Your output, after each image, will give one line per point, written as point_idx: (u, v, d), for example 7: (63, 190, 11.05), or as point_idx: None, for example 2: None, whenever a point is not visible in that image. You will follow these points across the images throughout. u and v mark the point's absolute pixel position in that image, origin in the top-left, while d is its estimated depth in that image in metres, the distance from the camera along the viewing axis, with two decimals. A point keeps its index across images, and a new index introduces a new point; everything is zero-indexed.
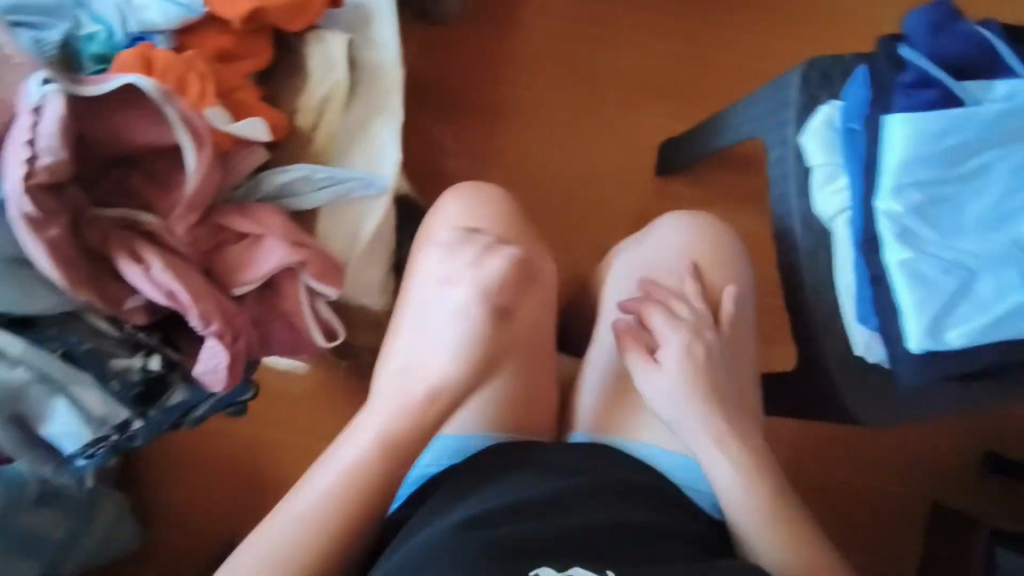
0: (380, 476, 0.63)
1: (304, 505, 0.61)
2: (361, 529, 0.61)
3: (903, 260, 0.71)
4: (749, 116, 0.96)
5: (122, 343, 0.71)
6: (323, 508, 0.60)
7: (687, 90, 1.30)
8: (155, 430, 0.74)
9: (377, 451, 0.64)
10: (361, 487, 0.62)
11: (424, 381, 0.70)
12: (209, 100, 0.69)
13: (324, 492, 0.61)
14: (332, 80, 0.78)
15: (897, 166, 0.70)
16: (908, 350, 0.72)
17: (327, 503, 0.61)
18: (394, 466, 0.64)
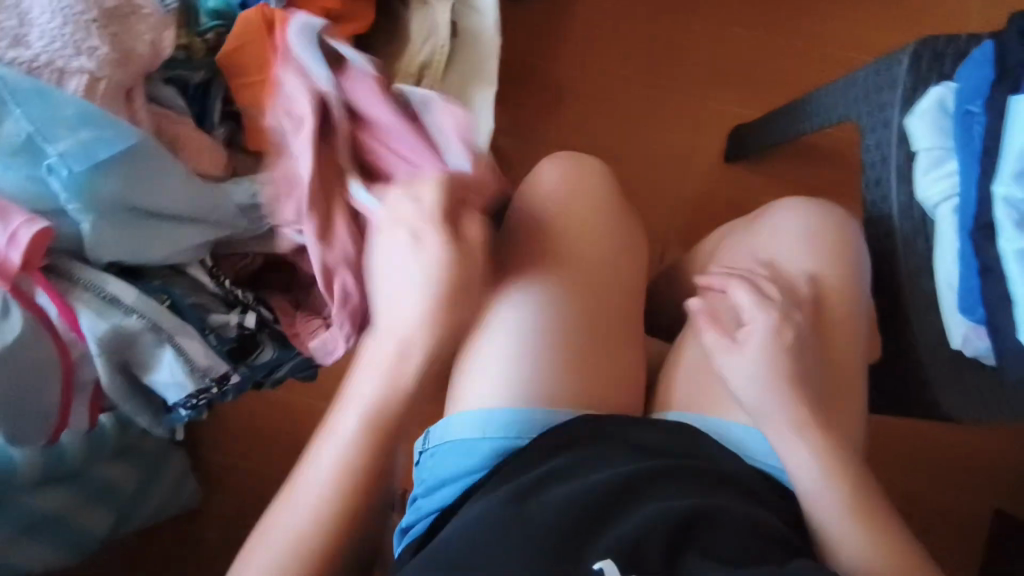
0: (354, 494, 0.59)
1: (316, 479, 0.59)
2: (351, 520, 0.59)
3: (1019, 248, 0.69)
4: (845, 101, 0.94)
5: (220, 299, 0.73)
6: (314, 502, 0.58)
7: (766, 72, 1.26)
8: (241, 388, 0.76)
9: (356, 440, 0.60)
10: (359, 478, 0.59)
11: (357, 409, 0.61)
12: (322, 60, 0.70)
13: (333, 459, 0.60)
14: (433, 45, 0.78)
15: (1020, 149, 0.69)
16: (1019, 343, 0.70)
17: (323, 490, 0.59)
18: (364, 462, 0.60)
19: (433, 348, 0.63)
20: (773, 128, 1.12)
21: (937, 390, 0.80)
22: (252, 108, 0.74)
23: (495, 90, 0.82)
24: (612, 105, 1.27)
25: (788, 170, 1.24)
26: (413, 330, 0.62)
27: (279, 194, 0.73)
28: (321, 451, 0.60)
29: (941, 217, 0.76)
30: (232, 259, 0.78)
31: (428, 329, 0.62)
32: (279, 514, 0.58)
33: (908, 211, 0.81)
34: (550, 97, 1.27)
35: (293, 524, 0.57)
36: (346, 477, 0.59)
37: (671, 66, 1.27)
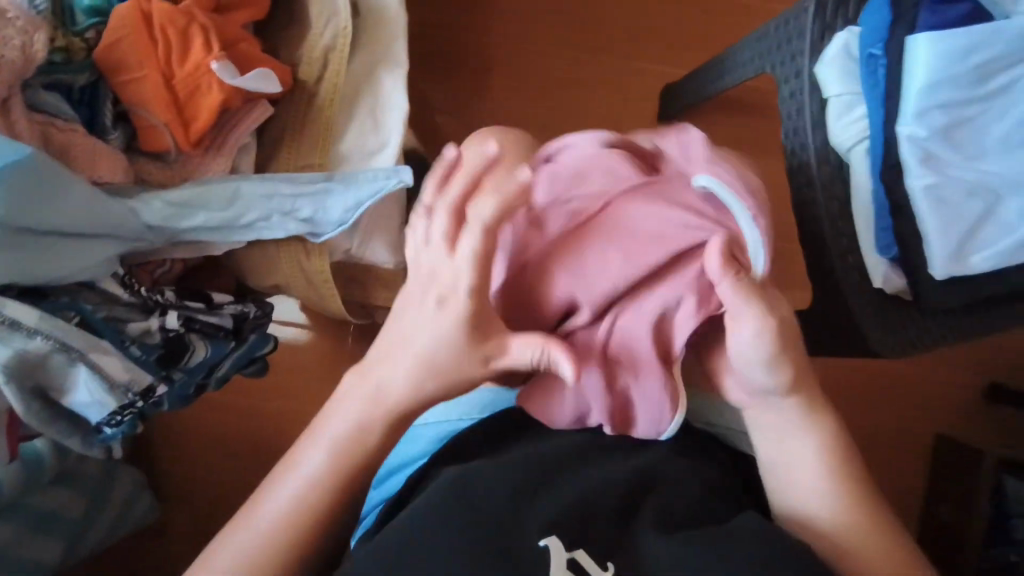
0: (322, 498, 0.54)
1: (307, 469, 0.54)
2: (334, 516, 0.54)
3: (926, 184, 0.71)
4: (754, 55, 0.94)
5: (138, 306, 0.71)
6: (302, 489, 0.53)
7: (683, 32, 1.26)
8: (182, 392, 0.75)
9: (366, 423, 0.55)
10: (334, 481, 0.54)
11: (395, 371, 0.55)
12: (216, 51, 0.66)
13: (335, 444, 0.55)
14: (335, 26, 0.75)
15: (919, 88, 0.70)
16: (931, 277, 0.73)
17: (310, 488, 0.53)
18: (370, 447, 0.55)
19: (447, 363, 0.54)
20: (698, 83, 1.12)
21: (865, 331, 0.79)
22: (137, 105, 0.67)
23: (405, 69, 0.79)
24: (535, 75, 1.25)
25: (719, 125, 1.25)
26: (433, 352, 0.54)
27: (199, 204, 0.71)
28: (313, 442, 0.55)
29: (855, 161, 0.76)
30: (149, 267, 0.75)
31: (452, 351, 0.54)
32: (249, 510, 0.54)
33: (824, 154, 0.78)
34: (476, 71, 1.25)
35: (270, 518, 0.53)
36: (337, 471, 0.54)
37: (594, 29, 1.26)
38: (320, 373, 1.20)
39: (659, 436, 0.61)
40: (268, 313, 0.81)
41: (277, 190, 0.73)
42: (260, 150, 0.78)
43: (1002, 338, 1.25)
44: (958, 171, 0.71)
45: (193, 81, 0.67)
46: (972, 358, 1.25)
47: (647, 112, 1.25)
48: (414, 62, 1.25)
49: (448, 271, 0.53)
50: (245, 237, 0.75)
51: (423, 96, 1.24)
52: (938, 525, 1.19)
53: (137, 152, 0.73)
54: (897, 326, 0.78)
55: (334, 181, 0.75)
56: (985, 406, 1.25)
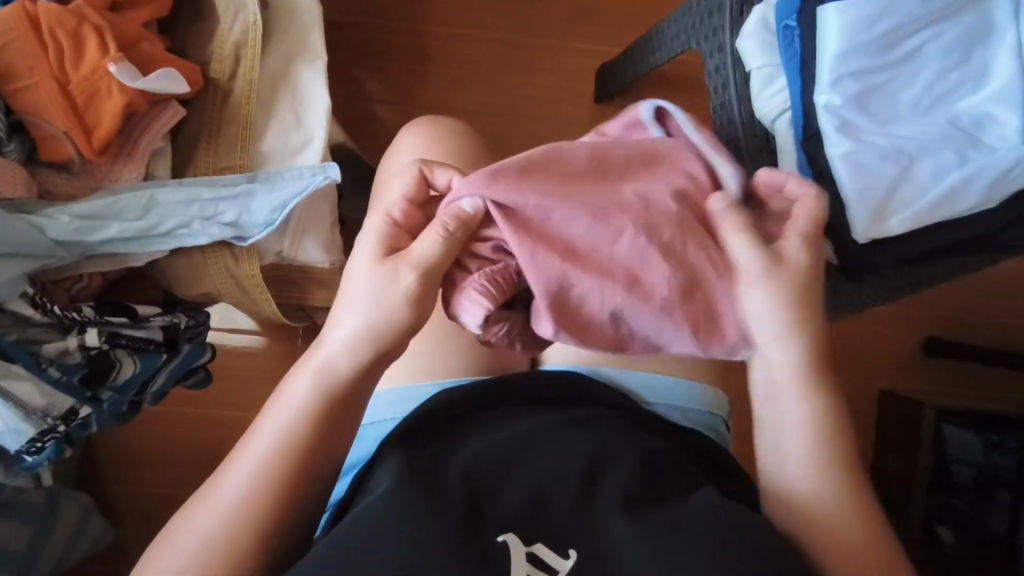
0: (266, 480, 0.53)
1: (248, 462, 0.53)
2: (280, 510, 0.53)
3: (843, 152, 0.72)
4: (679, 30, 0.94)
5: (54, 325, 0.68)
6: (251, 473, 0.53)
7: (613, 9, 1.26)
8: (114, 411, 0.73)
9: (309, 406, 0.54)
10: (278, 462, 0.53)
11: (313, 371, 0.55)
12: (113, 53, 0.63)
13: (266, 453, 0.53)
14: (245, 21, 0.73)
15: (832, 56, 0.72)
16: (854, 241, 0.75)
17: (255, 474, 0.53)
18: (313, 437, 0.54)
19: (376, 335, 0.55)
20: (630, 62, 1.11)
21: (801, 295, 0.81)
22: (34, 116, 0.64)
23: (324, 61, 0.77)
24: (467, 60, 1.22)
25: (655, 101, 1.25)
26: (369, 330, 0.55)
27: (110, 214, 0.68)
28: (265, 420, 0.55)
29: (780, 132, 0.78)
30: (65, 284, 0.72)
31: (388, 309, 0.54)
32: (209, 490, 0.53)
33: (751, 128, 0.81)
34: (408, 59, 1.21)
35: (217, 508, 0.52)
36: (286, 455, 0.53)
37: (524, 11, 1.24)
38: (269, 379, 1.17)
39: (605, 417, 0.61)
40: (204, 322, 0.79)
41: (196, 195, 0.71)
42: (177, 155, 0.75)
43: (937, 293, 1.30)
44: (874, 136, 0.73)
45: (90, 84, 0.64)
46: (909, 315, 1.30)
47: (584, 93, 1.24)
48: (341, 53, 1.20)
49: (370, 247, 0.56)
50: (166, 246, 0.72)
51: (353, 88, 1.20)
52: (886, 476, 1.25)
53: (40, 164, 0.69)
54: (831, 293, 0.80)
55: (257, 182, 0.73)
56: (925, 359, 1.30)
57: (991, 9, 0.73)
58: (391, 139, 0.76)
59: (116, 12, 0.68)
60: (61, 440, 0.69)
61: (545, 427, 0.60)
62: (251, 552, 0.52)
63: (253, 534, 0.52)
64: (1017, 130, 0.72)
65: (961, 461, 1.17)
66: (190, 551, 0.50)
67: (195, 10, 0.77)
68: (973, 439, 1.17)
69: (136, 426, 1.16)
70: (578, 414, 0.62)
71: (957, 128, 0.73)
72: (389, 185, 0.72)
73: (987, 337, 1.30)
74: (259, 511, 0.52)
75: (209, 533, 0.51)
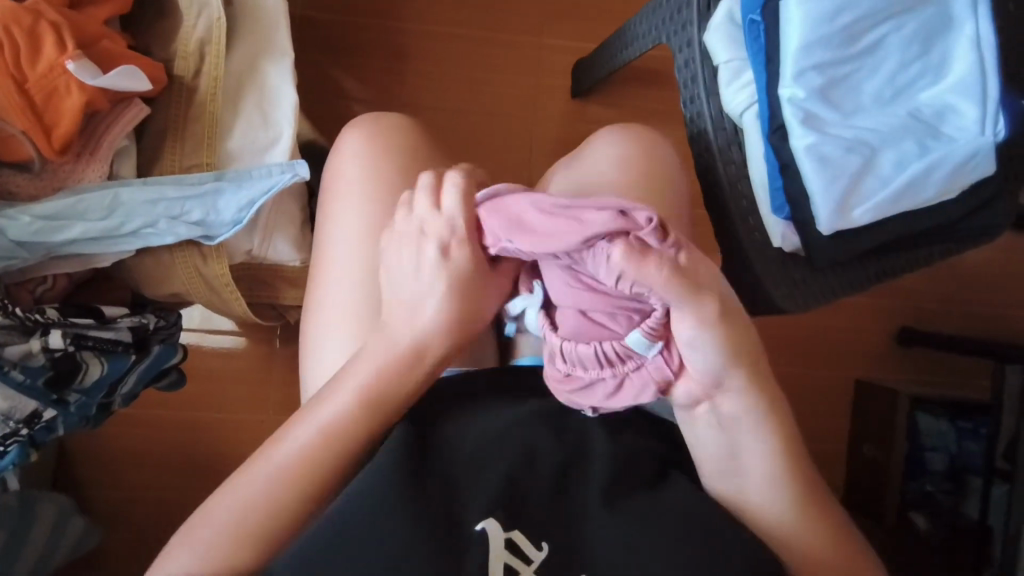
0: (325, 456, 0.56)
1: (291, 449, 0.56)
2: (308, 504, 0.55)
3: (808, 144, 0.73)
4: (649, 25, 0.95)
5: (17, 327, 0.67)
6: (297, 457, 0.55)
7: (586, 4, 1.26)
8: (81, 413, 0.73)
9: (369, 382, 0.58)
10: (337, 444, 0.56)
11: (372, 359, 0.59)
12: (71, 50, 0.63)
13: (323, 426, 0.56)
14: (208, 17, 0.72)
15: (795, 49, 0.73)
16: (819, 232, 0.76)
17: (308, 448, 0.56)
18: (367, 423, 0.57)
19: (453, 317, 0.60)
20: (603, 58, 1.11)
21: (774, 288, 0.82)
22: None
23: (291, 58, 0.76)
24: (441, 57, 1.22)
25: (629, 96, 1.25)
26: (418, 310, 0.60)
27: (72, 215, 0.67)
28: (312, 409, 0.58)
29: (747, 125, 0.79)
30: (29, 285, 0.71)
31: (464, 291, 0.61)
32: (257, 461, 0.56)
33: (720, 122, 0.82)
34: (381, 56, 1.21)
35: (252, 492, 0.54)
36: (329, 443, 0.56)
37: (497, 6, 1.24)
38: (246, 380, 1.16)
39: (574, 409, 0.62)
40: (176, 322, 0.78)
41: (162, 195, 0.70)
42: (143, 154, 0.75)
43: (909, 283, 1.32)
44: (837, 127, 0.74)
45: (48, 83, 0.63)
46: (882, 305, 1.31)
47: (559, 89, 1.25)
48: (313, 51, 1.19)
49: (427, 226, 0.62)
50: (132, 246, 0.71)
51: (326, 86, 1.19)
52: (862, 464, 1.27)
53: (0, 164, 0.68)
54: (800, 285, 0.81)
55: (224, 181, 0.72)
56: (899, 348, 1.32)
57: (949, 2, 0.74)
58: (335, 139, 0.75)
59: (75, 9, 0.67)
60: (25, 443, 0.70)
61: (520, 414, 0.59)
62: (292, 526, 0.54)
63: (274, 523, 0.54)
64: (976, 120, 0.73)
65: (933, 449, 1.20)
66: (212, 538, 0.53)
67: (158, 7, 0.76)
68: (945, 426, 1.21)
69: (110, 430, 1.14)
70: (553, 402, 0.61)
71: (918, 119, 0.74)
72: (341, 185, 0.71)
73: (958, 325, 1.33)
74: (295, 499, 0.55)
75: (234, 521, 0.53)
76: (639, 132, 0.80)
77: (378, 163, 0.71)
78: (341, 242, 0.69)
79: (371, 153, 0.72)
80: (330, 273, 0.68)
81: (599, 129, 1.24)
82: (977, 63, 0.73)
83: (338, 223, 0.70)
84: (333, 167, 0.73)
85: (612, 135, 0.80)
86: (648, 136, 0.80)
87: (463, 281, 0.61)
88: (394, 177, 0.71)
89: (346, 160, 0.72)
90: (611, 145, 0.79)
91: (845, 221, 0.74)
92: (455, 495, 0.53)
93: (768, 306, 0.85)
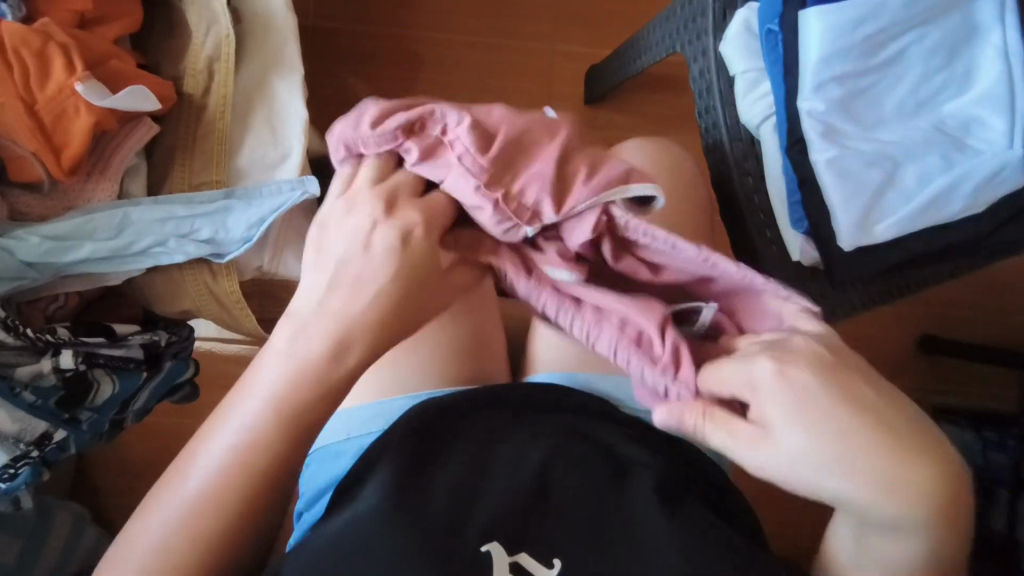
0: (241, 478, 0.49)
1: (220, 445, 0.50)
2: (244, 514, 0.49)
3: (827, 158, 0.71)
4: (663, 33, 0.93)
5: (28, 348, 0.67)
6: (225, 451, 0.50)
7: (601, 10, 1.24)
8: (94, 430, 0.73)
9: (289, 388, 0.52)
10: (255, 464, 0.50)
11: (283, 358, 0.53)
12: (79, 72, 0.63)
13: (237, 444, 0.50)
14: (216, 34, 0.72)
15: (814, 61, 0.71)
16: (840, 248, 0.74)
17: (219, 469, 0.49)
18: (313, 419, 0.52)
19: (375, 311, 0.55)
20: (617, 65, 1.10)
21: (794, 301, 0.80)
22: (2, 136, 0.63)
23: (300, 74, 0.76)
24: (453, 64, 1.21)
25: (644, 102, 1.23)
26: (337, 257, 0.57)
27: (81, 235, 0.67)
28: (242, 397, 0.52)
29: (765, 136, 0.77)
30: (41, 304, 0.71)
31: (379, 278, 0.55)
32: (172, 483, 0.50)
33: (735, 133, 0.80)
34: (394, 64, 1.20)
35: (185, 493, 0.49)
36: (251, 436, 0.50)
37: (510, 13, 1.22)
38: None
39: (589, 433, 0.60)
40: (188, 335, 0.78)
41: (171, 214, 0.70)
42: (153, 171, 0.74)
43: (934, 291, 1.28)
44: (859, 141, 0.72)
45: (57, 104, 0.63)
46: (905, 313, 1.28)
47: (573, 95, 1.23)
48: (325, 59, 1.19)
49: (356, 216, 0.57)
50: (141, 265, 0.71)
51: (339, 94, 1.18)
52: None
53: (10, 184, 0.68)
54: (821, 299, 0.79)
55: (233, 199, 0.72)
56: (923, 358, 1.29)
57: (976, 9, 0.71)
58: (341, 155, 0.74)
59: (84, 29, 0.67)
60: (37, 464, 0.70)
61: (538, 429, 0.59)
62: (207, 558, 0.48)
63: (209, 542, 0.48)
64: (1004, 133, 0.70)
65: (959, 460, 1.16)
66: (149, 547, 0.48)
67: (167, 23, 0.76)
68: (971, 438, 1.17)
69: (125, 437, 1.15)
70: (567, 416, 0.61)
71: (943, 131, 0.71)
72: None
73: (985, 334, 1.29)
74: (221, 496, 0.49)
75: (166, 533, 0.48)
76: (653, 143, 0.78)
77: None
78: None
79: None
80: None
81: (614, 135, 1.22)
82: (1005, 73, 0.70)
83: None
84: None
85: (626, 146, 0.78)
86: (662, 147, 0.79)
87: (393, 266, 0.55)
88: None
89: None
90: (626, 157, 0.77)
91: (868, 235, 0.72)
92: (466, 511, 0.53)
93: None
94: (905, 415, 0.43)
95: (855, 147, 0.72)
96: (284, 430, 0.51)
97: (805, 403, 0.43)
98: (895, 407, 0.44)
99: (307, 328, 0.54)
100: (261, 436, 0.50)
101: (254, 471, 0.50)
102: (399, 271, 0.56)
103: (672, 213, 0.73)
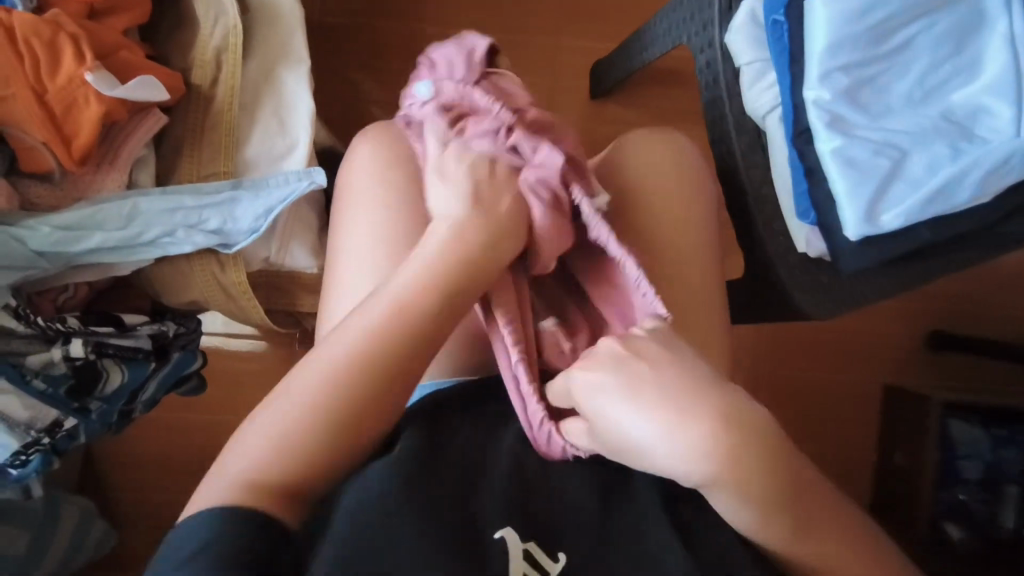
0: (360, 387, 0.52)
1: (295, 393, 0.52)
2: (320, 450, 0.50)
3: (834, 147, 0.71)
4: (669, 26, 0.93)
5: (38, 337, 0.68)
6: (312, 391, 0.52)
7: (607, 6, 1.24)
8: (103, 420, 0.73)
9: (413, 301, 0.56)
10: (371, 381, 0.53)
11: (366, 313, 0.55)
12: (89, 62, 0.63)
13: (350, 355, 0.53)
14: (225, 25, 0.72)
15: (821, 50, 0.70)
16: (847, 239, 0.73)
17: (326, 385, 0.52)
18: (429, 335, 0.56)
19: (462, 258, 0.59)
20: (623, 59, 1.10)
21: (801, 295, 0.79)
22: (12, 126, 0.64)
23: (308, 66, 0.76)
24: None
25: (650, 98, 1.23)
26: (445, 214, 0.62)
27: (90, 225, 0.68)
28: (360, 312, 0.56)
29: (771, 127, 0.77)
30: (51, 294, 0.72)
31: (472, 231, 0.60)
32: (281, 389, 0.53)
33: (742, 124, 0.81)
34: (400, 59, 1.20)
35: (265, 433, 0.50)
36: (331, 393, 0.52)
37: (516, 8, 1.23)
38: (266, 383, 1.16)
39: None
40: (196, 327, 0.79)
41: (180, 203, 0.70)
42: (162, 163, 0.75)
43: (940, 286, 1.28)
44: (866, 131, 0.71)
45: (68, 94, 0.63)
46: (911, 309, 1.28)
47: (579, 91, 1.23)
48: (331, 54, 1.19)
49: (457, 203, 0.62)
50: (150, 256, 0.71)
51: (345, 90, 1.19)
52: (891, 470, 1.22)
53: (21, 175, 0.68)
54: (828, 291, 0.79)
55: (241, 190, 0.72)
56: (929, 353, 1.28)
57: None
58: (347, 148, 0.74)
59: (94, 21, 0.68)
60: (48, 451, 0.70)
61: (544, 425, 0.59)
62: (312, 463, 0.50)
63: (323, 439, 0.51)
64: (1012, 122, 0.70)
65: (967, 457, 1.14)
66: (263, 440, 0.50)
67: (176, 16, 0.76)
68: (980, 433, 1.15)
69: (132, 431, 1.15)
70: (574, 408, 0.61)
71: (951, 121, 0.71)
72: (352, 195, 0.71)
73: (992, 330, 1.29)
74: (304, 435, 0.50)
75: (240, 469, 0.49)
76: (659, 134, 0.78)
77: (390, 172, 0.71)
78: (350, 252, 0.68)
79: (383, 162, 0.71)
80: (340, 286, 0.67)
81: (620, 131, 1.23)
82: (1014, 62, 0.70)
83: (351, 232, 0.69)
84: (344, 177, 0.72)
85: (631, 136, 0.78)
86: (669, 138, 0.79)
87: (470, 224, 0.61)
88: (407, 183, 0.70)
89: (357, 169, 0.72)
90: (633, 149, 0.77)
91: (876, 225, 0.71)
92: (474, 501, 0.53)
93: (792, 310, 0.83)
94: (756, 420, 0.48)
95: (861, 137, 0.71)
96: (396, 361, 0.54)
97: (635, 389, 0.50)
98: (744, 422, 0.48)
99: (419, 254, 0.59)
100: (373, 354, 0.53)
101: (370, 379, 0.53)
102: (483, 241, 0.60)
103: (679, 204, 0.73)
